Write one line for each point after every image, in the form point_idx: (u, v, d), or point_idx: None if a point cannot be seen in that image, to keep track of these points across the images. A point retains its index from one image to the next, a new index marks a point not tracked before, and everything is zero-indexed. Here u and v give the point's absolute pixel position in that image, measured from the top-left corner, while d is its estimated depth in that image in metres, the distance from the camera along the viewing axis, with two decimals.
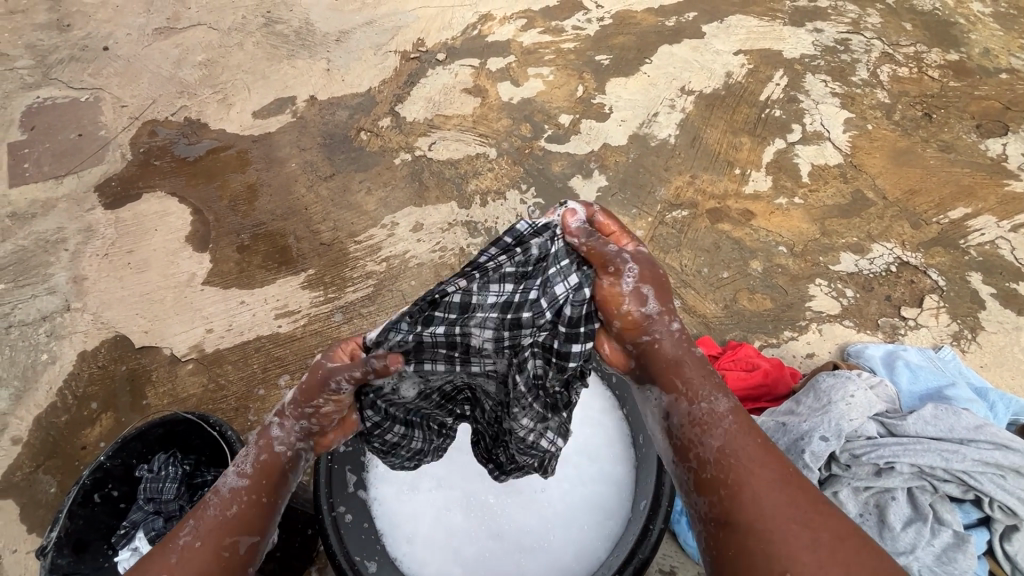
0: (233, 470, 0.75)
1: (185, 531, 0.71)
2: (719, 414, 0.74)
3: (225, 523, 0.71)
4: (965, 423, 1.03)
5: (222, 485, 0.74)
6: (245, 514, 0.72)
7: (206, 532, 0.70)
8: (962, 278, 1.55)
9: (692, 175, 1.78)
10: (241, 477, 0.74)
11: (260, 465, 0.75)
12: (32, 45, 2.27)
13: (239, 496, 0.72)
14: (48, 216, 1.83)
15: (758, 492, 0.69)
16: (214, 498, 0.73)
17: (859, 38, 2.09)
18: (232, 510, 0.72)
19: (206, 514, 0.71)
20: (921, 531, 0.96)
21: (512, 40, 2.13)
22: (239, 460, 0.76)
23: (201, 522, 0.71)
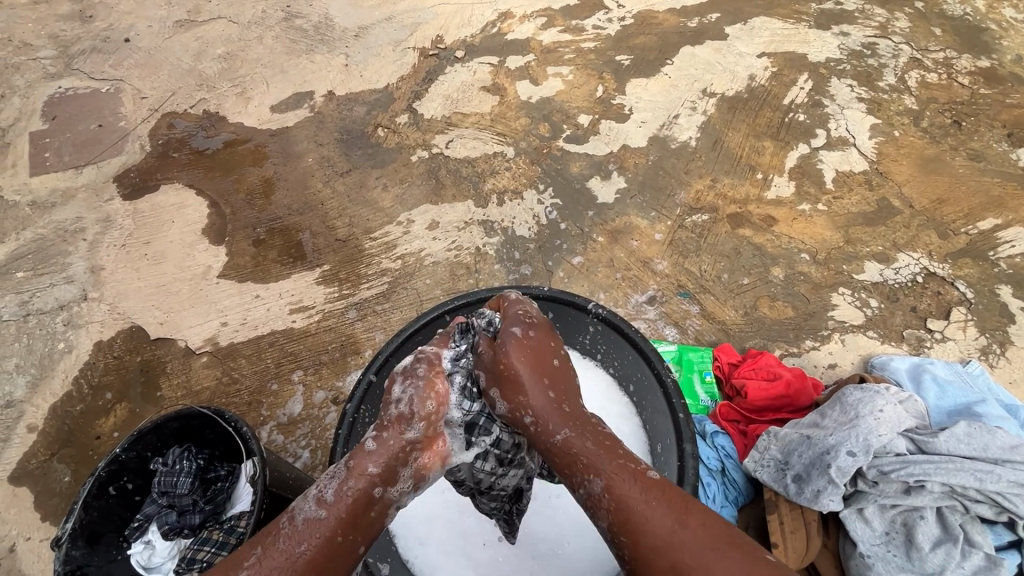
0: (313, 497, 0.67)
1: (252, 559, 0.64)
2: None
3: (294, 562, 0.64)
4: (1000, 442, 1.00)
5: (298, 512, 0.67)
6: (315, 556, 0.65)
7: (270, 568, 0.63)
8: (991, 291, 1.51)
9: (713, 179, 1.75)
10: (319, 508, 0.66)
11: (342, 496, 0.67)
12: (55, 35, 2.28)
13: (313, 533, 0.65)
14: (68, 206, 1.84)
15: (626, 493, 0.66)
16: (287, 525, 0.66)
17: (887, 43, 2.04)
18: (302, 547, 0.65)
19: (273, 547, 0.64)
20: (951, 553, 0.93)
21: (532, 38, 2.11)
22: (322, 483, 0.69)
23: (269, 553, 0.65)
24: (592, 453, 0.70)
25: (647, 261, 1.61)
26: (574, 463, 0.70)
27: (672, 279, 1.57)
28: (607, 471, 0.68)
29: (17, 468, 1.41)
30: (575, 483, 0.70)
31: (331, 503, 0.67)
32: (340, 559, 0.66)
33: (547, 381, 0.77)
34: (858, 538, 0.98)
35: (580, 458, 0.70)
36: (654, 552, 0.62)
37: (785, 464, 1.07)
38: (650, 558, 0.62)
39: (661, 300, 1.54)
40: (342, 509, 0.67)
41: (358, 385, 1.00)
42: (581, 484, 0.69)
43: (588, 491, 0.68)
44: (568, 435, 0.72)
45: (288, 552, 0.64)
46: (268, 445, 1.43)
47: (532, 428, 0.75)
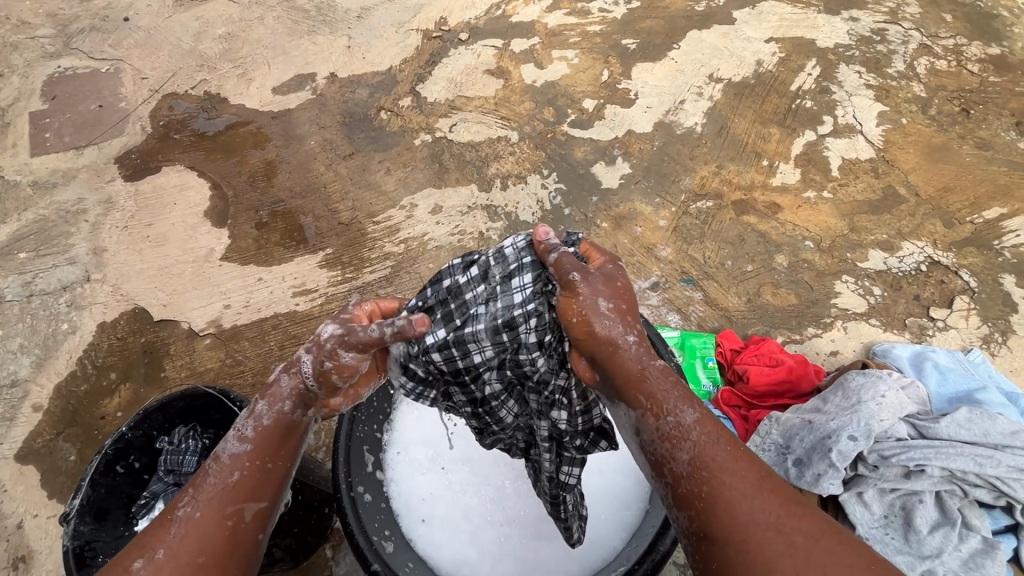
0: (233, 435, 0.71)
1: (184, 501, 0.66)
2: (685, 429, 0.64)
3: (229, 489, 0.67)
4: (1001, 428, 1.01)
5: (222, 452, 0.70)
6: (248, 481, 0.68)
7: (206, 499, 0.66)
8: (995, 280, 1.51)
9: (718, 166, 1.74)
10: (243, 443, 0.70)
11: (260, 431, 0.71)
12: (53, 13, 2.25)
13: (241, 461, 0.69)
14: (69, 187, 1.84)
15: (678, 395, 0.67)
16: (214, 465, 0.69)
17: (896, 29, 2.01)
18: (234, 475, 0.68)
19: (206, 482, 0.67)
20: (949, 536, 0.94)
21: (537, 21, 2.09)
22: (238, 424, 0.72)
23: (201, 491, 0.67)
24: (692, 414, 0.65)
25: (651, 247, 1.60)
26: (652, 394, 0.67)
27: (675, 266, 1.57)
28: (705, 416, 0.65)
29: (23, 447, 1.42)
30: (663, 412, 0.66)
31: (253, 438, 0.71)
32: (274, 481, 0.70)
33: (634, 329, 0.72)
34: (857, 521, 0.99)
35: (670, 400, 0.66)
36: (736, 499, 0.60)
37: (786, 448, 1.09)
38: (725, 517, 0.59)
39: (664, 286, 1.54)
40: (263, 438, 0.71)
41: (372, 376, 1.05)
42: (671, 415, 0.66)
43: (678, 422, 0.65)
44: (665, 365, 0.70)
45: (223, 483, 0.68)
46: None
47: (626, 350, 0.70)
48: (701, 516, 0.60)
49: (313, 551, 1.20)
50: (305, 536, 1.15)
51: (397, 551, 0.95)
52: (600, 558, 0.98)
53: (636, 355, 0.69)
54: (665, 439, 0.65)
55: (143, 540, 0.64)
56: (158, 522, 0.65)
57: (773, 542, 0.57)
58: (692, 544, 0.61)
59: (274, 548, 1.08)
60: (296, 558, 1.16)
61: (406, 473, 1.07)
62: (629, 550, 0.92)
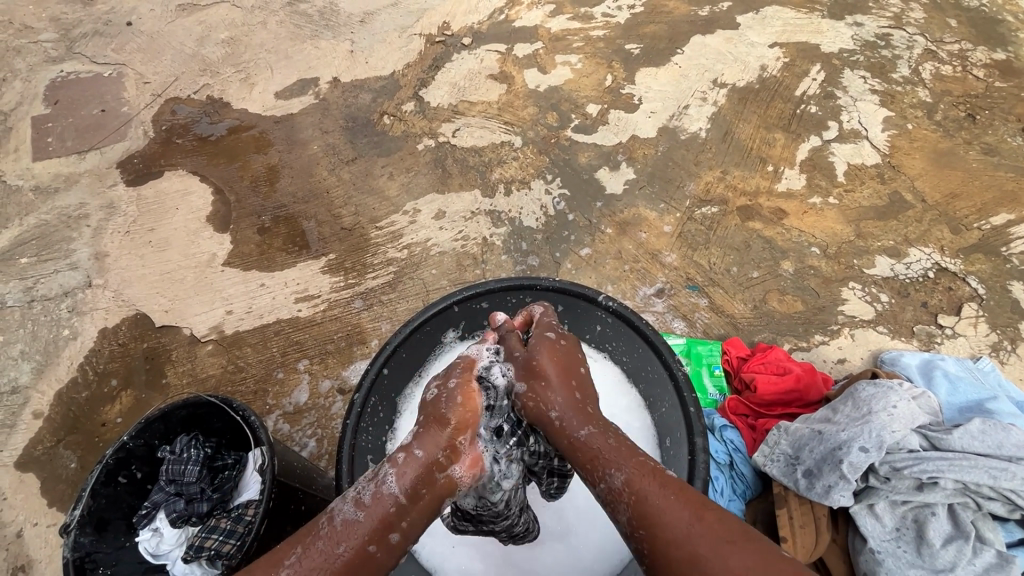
0: (353, 497, 0.69)
1: (291, 558, 0.64)
2: (615, 492, 0.67)
3: (331, 563, 0.64)
4: (1014, 440, 1.00)
5: (337, 512, 0.68)
6: (349, 558, 0.65)
7: (310, 568, 0.63)
8: (1003, 288, 1.50)
9: (723, 171, 1.73)
10: (358, 510, 0.68)
11: (377, 498, 0.68)
12: (56, 17, 2.25)
13: (353, 535, 0.66)
14: (71, 191, 1.83)
15: (632, 471, 0.68)
16: (327, 525, 0.67)
17: (901, 34, 2.01)
18: (342, 548, 0.65)
19: (315, 546, 0.64)
20: (963, 550, 0.93)
21: (540, 26, 2.08)
22: (357, 486, 0.70)
23: (307, 554, 0.64)
24: (612, 450, 0.71)
25: (656, 253, 1.59)
26: (595, 458, 0.71)
27: (680, 272, 1.56)
28: (633, 472, 0.68)
29: (24, 454, 1.41)
30: (596, 478, 0.70)
31: (369, 506, 0.68)
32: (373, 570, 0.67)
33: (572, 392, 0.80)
34: (868, 534, 0.98)
35: (604, 457, 0.71)
36: (669, 536, 0.62)
37: (795, 459, 1.07)
38: (669, 561, 0.61)
39: (669, 292, 1.53)
40: (380, 509, 0.68)
41: (364, 378, 1.00)
42: (603, 479, 0.69)
43: (608, 487, 0.68)
44: (590, 430, 0.74)
45: (327, 552, 0.65)
46: (274, 434, 1.43)
47: (553, 423, 0.77)
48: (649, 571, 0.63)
49: None
50: None
51: (401, 561, 0.97)
52: (608, 569, 0.97)
53: (575, 424, 0.75)
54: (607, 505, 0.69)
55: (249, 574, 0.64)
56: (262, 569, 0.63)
57: None
58: None
59: None
60: None
61: None
62: None
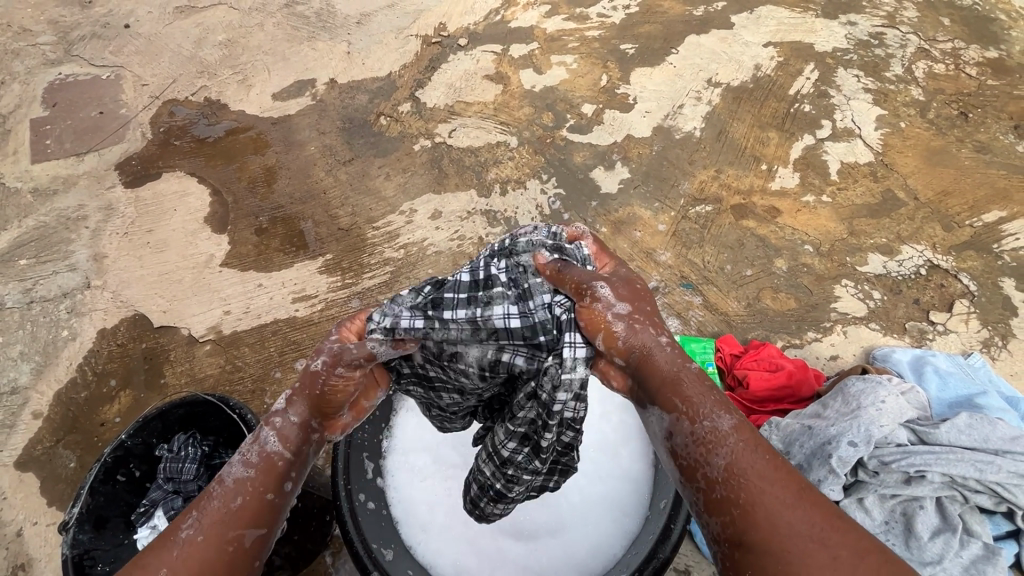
0: (240, 459, 0.67)
1: (186, 523, 0.62)
2: (722, 434, 0.59)
3: (229, 515, 0.63)
4: (1001, 434, 1.01)
5: (225, 475, 0.66)
6: (248, 509, 0.64)
7: (210, 523, 0.62)
8: (994, 284, 1.51)
9: (717, 170, 1.74)
10: (248, 467, 0.66)
11: (266, 453, 0.67)
12: (54, 20, 2.26)
13: (245, 487, 0.65)
14: (70, 193, 1.84)
15: (756, 453, 0.58)
16: (217, 487, 0.65)
17: (894, 33, 2.02)
18: (238, 501, 0.64)
19: (209, 505, 0.63)
20: (950, 542, 0.94)
21: (535, 27, 2.10)
22: (244, 448, 0.68)
23: (202, 515, 0.63)
24: (716, 396, 0.63)
25: (650, 252, 1.61)
26: (696, 395, 0.62)
27: (674, 270, 1.57)
28: (744, 423, 0.60)
29: (23, 454, 1.42)
30: (697, 416, 0.60)
31: (257, 463, 0.66)
32: (275, 518, 0.66)
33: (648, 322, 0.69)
34: None
35: (707, 397, 0.62)
36: (776, 510, 0.54)
37: (785, 454, 1.08)
38: (772, 518, 0.53)
39: (664, 291, 1.54)
40: (269, 461, 0.66)
41: None
42: (706, 419, 0.60)
43: (712, 428, 0.59)
44: (696, 365, 0.66)
45: (224, 508, 0.63)
46: None
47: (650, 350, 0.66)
48: (735, 523, 0.54)
49: (313, 558, 1.21)
50: (303, 544, 1.15)
51: (397, 559, 0.95)
52: (600, 565, 0.97)
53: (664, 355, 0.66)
54: (700, 444, 0.59)
55: (143, 558, 0.61)
56: (158, 543, 0.62)
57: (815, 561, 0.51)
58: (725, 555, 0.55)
59: (274, 556, 1.08)
60: (298, 564, 1.16)
61: (406, 481, 1.08)
62: (630, 555, 0.92)
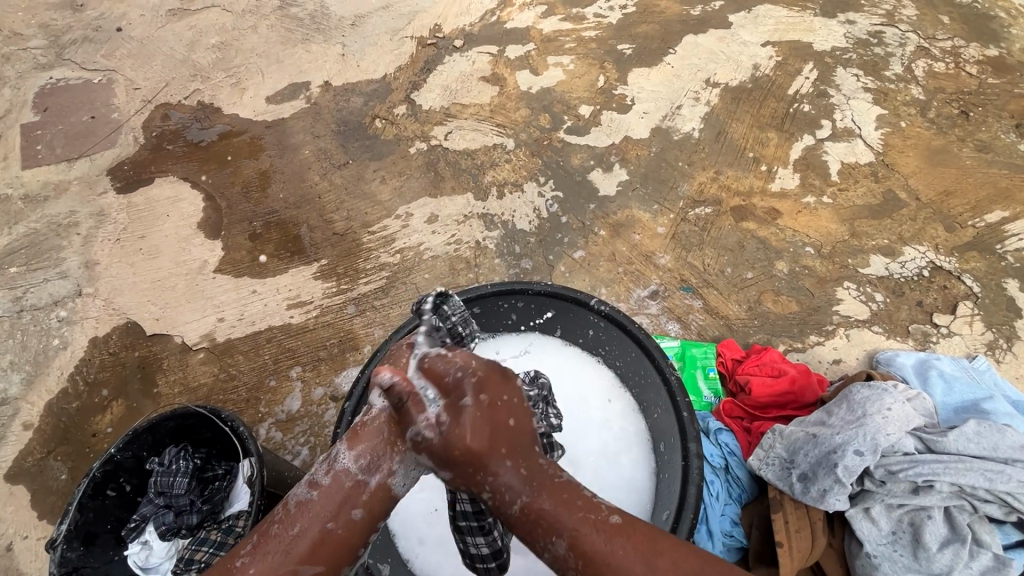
0: (307, 481, 0.67)
1: (247, 551, 0.64)
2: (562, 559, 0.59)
3: (287, 547, 0.63)
4: (1010, 441, 0.99)
5: (291, 499, 0.66)
6: (307, 540, 0.63)
7: (264, 554, 0.63)
8: (998, 285, 1.49)
9: (716, 171, 1.72)
10: (311, 491, 0.66)
11: (332, 475, 0.66)
12: (45, 24, 2.24)
13: (304, 514, 0.64)
14: (61, 199, 1.81)
15: (558, 508, 0.60)
16: (280, 511, 0.66)
17: (893, 31, 2.00)
18: (295, 528, 0.64)
19: (268, 532, 0.64)
20: (959, 553, 0.92)
21: (532, 27, 2.07)
22: (314, 470, 0.69)
23: (264, 542, 0.64)
24: (553, 514, 0.60)
25: (650, 255, 1.58)
26: (535, 527, 0.60)
27: (674, 273, 1.55)
28: (576, 536, 0.59)
29: (13, 466, 1.40)
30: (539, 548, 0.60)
31: (323, 486, 0.66)
32: (336, 549, 0.64)
33: (506, 451, 0.62)
34: (864, 537, 0.97)
35: (544, 523, 0.60)
36: None
37: (790, 462, 1.06)
38: None
39: (664, 295, 1.52)
40: (332, 487, 0.66)
41: (357, 384, 0.96)
42: (547, 546, 0.60)
43: (554, 555, 0.59)
44: (526, 503, 0.60)
45: (283, 536, 0.64)
46: (266, 442, 1.42)
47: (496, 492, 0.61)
48: None
49: None
50: None
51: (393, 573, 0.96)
52: None
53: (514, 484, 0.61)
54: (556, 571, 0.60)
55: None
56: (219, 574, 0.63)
57: None
58: None
59: None
60: None
61: None
62: None
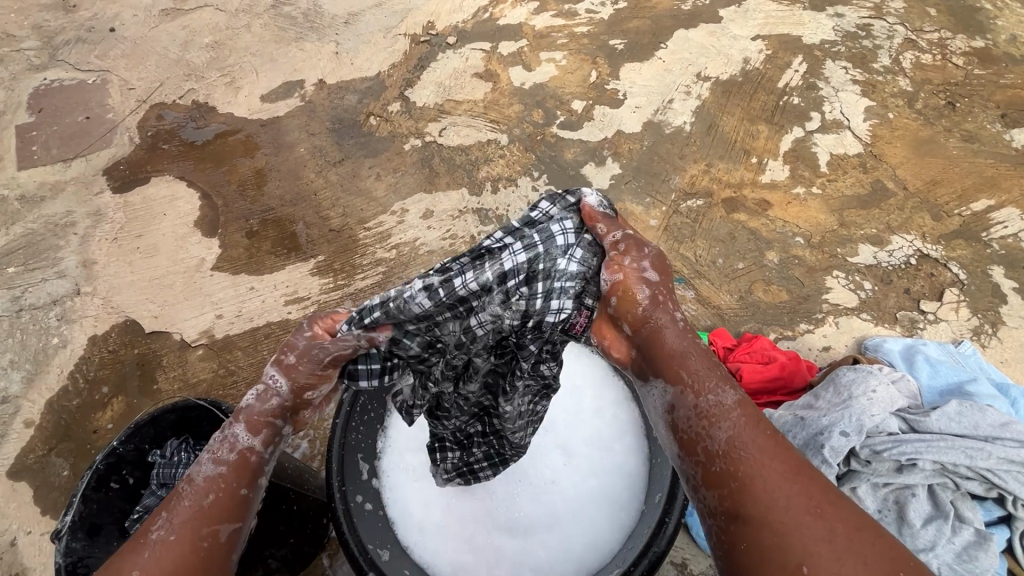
0: (208, 458, 0.69)
1: (158, 524, 0.64)
2: (725, 408, 0.65)
3: (203, 511, 0.65)
4: (991, 420, 1.02)
5: (195, 474, 0.68)
6: (221, 502, 0.67)
7: (182, 520, 0.64)
8: (984, 272, 1.52)
9: (708, 164, 1.74)
10: (217, 465, 0.69)
11: (237, 450, 0.70)
12: (39, 26, 2.24)
13: (216, 482, 0.67)
14: (57, 200, 1.82)
15: (712, 371, 0.69)
16: (186, 487, 0.67)
17: (881, 24, 2.03)
18: (209, 498, 0.67)
19: (180, 504, 0.65)
20: (941, 529, 0.95)
21: (524, 24, 2.09)
22: (210, 447, 0.70)
23: (175, 514, 0.65)
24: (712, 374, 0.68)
25: None
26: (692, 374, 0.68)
27: (667, 265, 1.57)
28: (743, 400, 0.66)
29: (15, 463, 1.41)
30: (700, 391, 0.67)
31: (229, 460, 0.69)
32: (249, 508, 0.69)
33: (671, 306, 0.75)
34: None
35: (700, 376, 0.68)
36: (771, 487, 0.59)
37: None
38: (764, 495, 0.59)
39: None
40: (238, 458, 0.69)
41: None
42: (710, 395, 0.66)
43: (714, 403, 0.65)
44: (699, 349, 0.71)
45: (197, 503, 0.66)
46: None
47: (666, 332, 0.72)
48: (732, 494, 0.60)
49: (310, 560, 1.21)
50: (299, 547, 1.15)
51: (392, 559, 0.94)
52: (597, 558, 0.96)
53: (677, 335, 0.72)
54: (702, 416, 0.65)
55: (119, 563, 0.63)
56: (132, 549, 0.63)
57: (810, 529, 0.56)
58: (722, 525, 0.60)
59: (270, 559, 1.10)
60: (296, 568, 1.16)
61: (399, 481, 1.06)
62: (625, 551, 0.89)
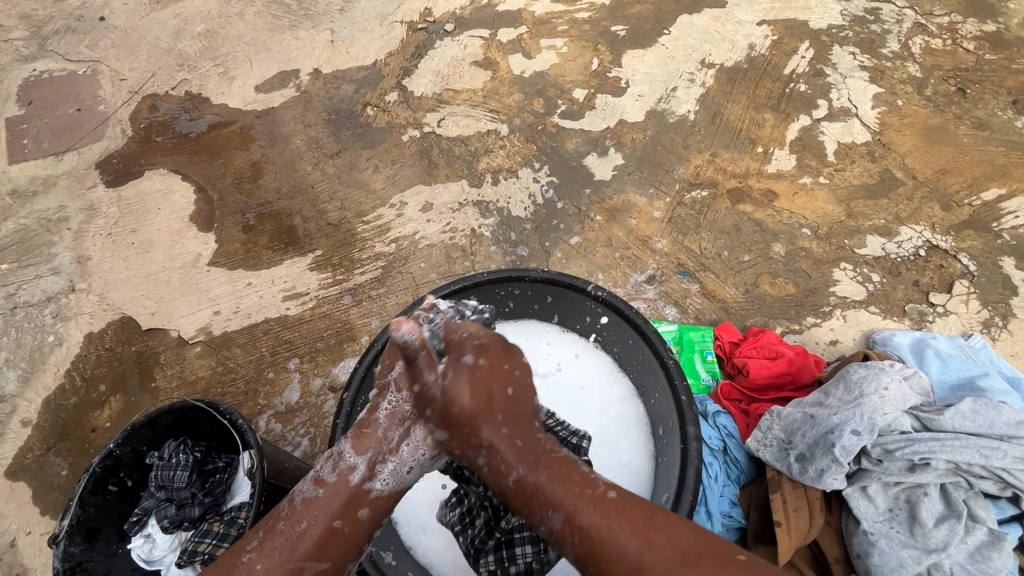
0: (312, 478, 0.72)
1: (253, 545, 0.69)
2: None
3: (293, 544, 0.68)
4: (1006, 418, 1.00)
5: (296, 495, 0.71)
6: (314, 535, 0.68)
7: (272, 549, 0.67)
8: (994, 263, 1.49)
9: (712, 154, 1.70)
10: (316, 488, 0.71)
11: (335, 476, 0.71)
12: (26, 15, 2.18)
13: (312, 510, 0.69)
14: (49, 194, 1.79)
15: None
16: (287, 508, 0.70)
17: (890, 8, 1.97)
18: (303, 524, 0.69)
19: (277, 529, 0.69)
20: (955, 529, 0.93)
21: (523, 10, 2.04)
22: (318, 467, 0.73)
23: (271, 536, 0.69)
24: None
25: (646, 240, 1.58)
26: None
27: (671, 258, 1.55)
28: None
29: (13, 463, 1.40)
30: None
31: (327, 484, 0.71)
32: (341, 543, 0.69)
33: None
34: (862, 515, 0.98)
35: None
36: None
37: (788, 443, 1.07)
38: None
39: (661, 279, 1.52)
40: (337, 486, 0.70)
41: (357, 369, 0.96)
42: None
43: None
44: None
45: (291, 531, 0.68)
46: (266, 434, 1.42)
47: None
48: None
49: None
50: None
51: (397, 561, 0.96)
52: None
53: None
54: None
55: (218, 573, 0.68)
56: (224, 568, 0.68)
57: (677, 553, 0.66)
58: None
59: None
60: None
61: None
62: None
